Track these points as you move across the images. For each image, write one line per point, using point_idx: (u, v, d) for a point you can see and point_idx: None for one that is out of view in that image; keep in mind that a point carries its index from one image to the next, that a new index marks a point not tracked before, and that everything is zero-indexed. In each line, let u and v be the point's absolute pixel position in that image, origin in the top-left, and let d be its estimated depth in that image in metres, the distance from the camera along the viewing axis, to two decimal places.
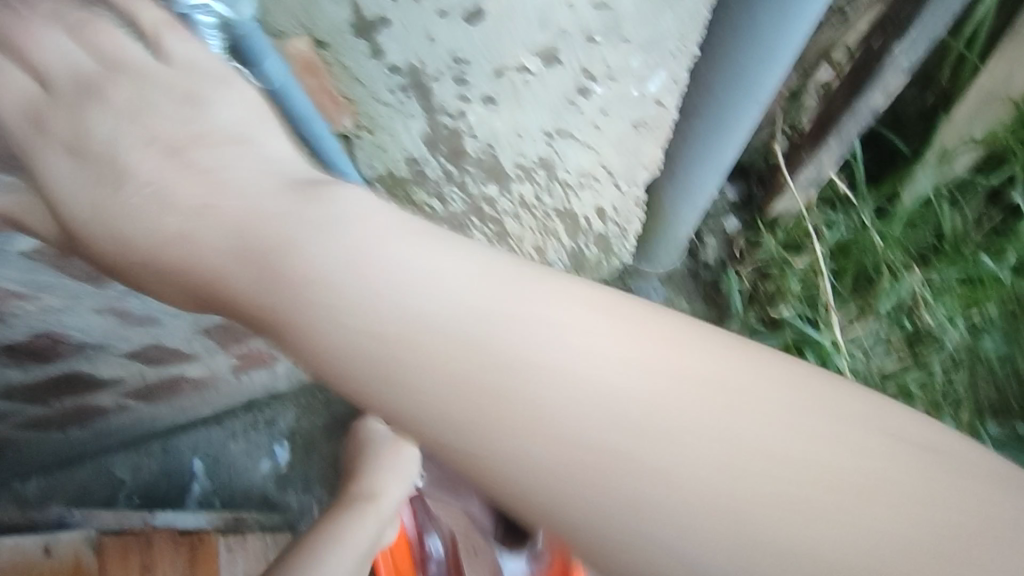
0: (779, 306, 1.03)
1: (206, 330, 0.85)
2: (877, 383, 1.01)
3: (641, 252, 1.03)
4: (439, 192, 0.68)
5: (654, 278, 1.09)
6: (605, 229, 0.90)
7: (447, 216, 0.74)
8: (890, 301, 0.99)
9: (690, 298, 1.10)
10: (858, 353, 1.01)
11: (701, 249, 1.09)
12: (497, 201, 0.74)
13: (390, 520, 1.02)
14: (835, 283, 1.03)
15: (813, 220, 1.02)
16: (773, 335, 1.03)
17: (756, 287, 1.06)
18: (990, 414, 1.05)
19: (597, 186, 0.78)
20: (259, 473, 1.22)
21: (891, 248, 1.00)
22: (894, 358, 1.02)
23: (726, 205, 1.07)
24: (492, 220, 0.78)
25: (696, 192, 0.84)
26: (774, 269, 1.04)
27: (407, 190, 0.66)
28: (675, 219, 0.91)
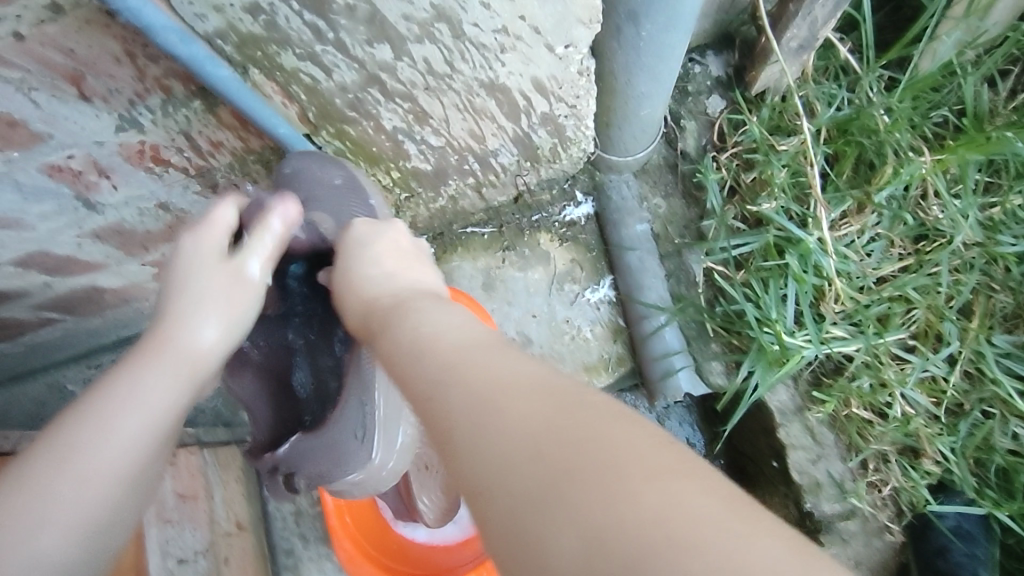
0: (760, 199, 0.88)
1: (97, 235, 0.71)
2: (871, 287, 0.87)
3: (604, 138, 0.89)
4: (311, 55, 0.57)
5: (627, 170, 0.97)
6: (550, 108, 0.77)
7: (337, 88, 0.62)
8: (891, 188, 0.84)
9: (668, 194, 0.99)
10: (849, 252, 0.86)
11: (679, 136, 0.96)
12: (399, 68, 0.62)
13: None
14: (829, 171, 0.88)
15: (806, 95, 0.88)
16: (754, 233, 0.89)
17: (739, 176, 0.91)
18: (1001, 323, 0.86)
19: (525, 49, 0.64)
20: (209, 387, 1.09)
21: (897, 126, 0.83)
22: (895, 259, 0.87)
23: (710, 81, 0.95)
24: (402, 94, 0.66)
25: (653, 55, 0.71)
26: (758, 154, 0.89)
27: (266, 51, 0.55)
28: (633, 94, 0.77)
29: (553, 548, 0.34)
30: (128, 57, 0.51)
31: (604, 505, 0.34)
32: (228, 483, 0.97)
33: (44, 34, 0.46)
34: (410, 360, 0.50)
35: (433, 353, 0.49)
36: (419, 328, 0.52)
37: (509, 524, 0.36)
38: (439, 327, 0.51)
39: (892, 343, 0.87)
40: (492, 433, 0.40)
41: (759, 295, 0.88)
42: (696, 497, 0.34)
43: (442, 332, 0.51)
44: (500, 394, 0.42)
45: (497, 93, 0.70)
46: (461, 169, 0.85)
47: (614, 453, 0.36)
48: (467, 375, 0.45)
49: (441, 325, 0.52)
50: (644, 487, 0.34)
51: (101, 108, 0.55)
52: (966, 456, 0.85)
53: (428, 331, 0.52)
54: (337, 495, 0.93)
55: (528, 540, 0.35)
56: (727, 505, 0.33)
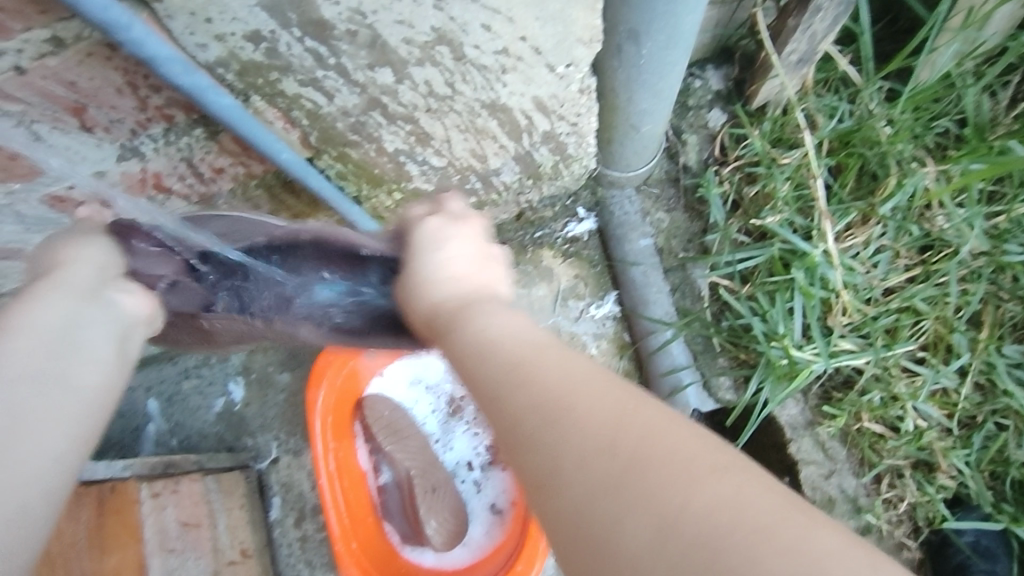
0: (764, 212, 0.87)
1: None
2: (878, 298, 0.87)
3: (606, 154, 0.89)
4: (313, 81, 0.56)
5: (629, 185, 0.97)
6: (552, 126, 0.77)
7: (339, 113, 0.61)
8: (895, 200, 0.83)
9: (670, 208, 0.99)
10: (855, 263, 0.86)
11: (681, 150, 0.96)
12: (401, 91, 0.61)
13: (344, 459, 0.97)
14: (833, 183, 0.88)
15: (807, 108, 0.88)
16: (759, 247, 0.88)
17: (741, 190, 0.91)
18: (1011, 332, 0.85)
19: (525, 69, 0.64)
20: (212, 412, 1.08)
21: (900, 138, 0.83)
22: (901, 271, 0.86)
23: (710, 95, 0.95)
24: (404, 117, 0.65)
25: (655, 72, 0.71)
26: (760, 168, 0.88)
27: (268, 78, 0.55)
28: (635, 111, 0.77)
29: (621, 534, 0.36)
30: (129, 88, 0.51)
31: (666, 504, 0.35)
32: (233, 509, 0.96)
33: (46, 67, 0.46)
34: (469, 360, 0.51)
35: (495, 353, 0.50)
36: (476, 329, 0.53)
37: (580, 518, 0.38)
38: (499, 328, 0.52)
39: (902, 355, 0.86)
40: (566, 426, 0.42)
41: (765, 309, 0.87)
42: (758, 495, 0.35)
43: (500, 334, 0.52)
44: (564, 398, 0.43)
45: (498, 113, 0.70)
46: (464, 188, 0.85)
47: (705, 456, 0.38)
48: (535, 376, 0.46)
49: (502, 327, 0.53)
50: (742, 493, 0.35)
51: (102, 138, 0.54)
52: (981, 469, 0.84)
53: (495, 330, 0.52)
54: (344, 519, 0.92)
55: (606, 525, 0.37)
56: (833, 535, 0.34)
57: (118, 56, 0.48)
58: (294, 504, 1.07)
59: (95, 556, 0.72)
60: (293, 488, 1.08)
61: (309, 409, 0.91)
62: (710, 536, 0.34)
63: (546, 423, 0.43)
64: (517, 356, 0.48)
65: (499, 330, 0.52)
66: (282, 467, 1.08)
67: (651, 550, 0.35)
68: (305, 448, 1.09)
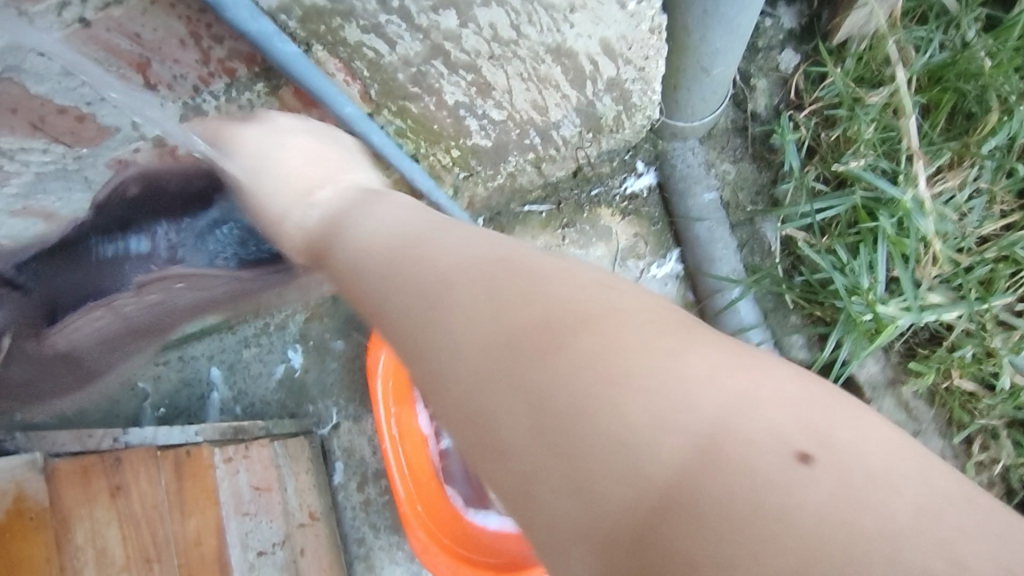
0: (845, 157, 0.81)
1: None
2: (972, 248, 0.80)
3: (670, 102, 0.84)
4: (376, 27, 0.53)
5: (693, 136, 0.91)
6: (617, 72, 0.72)
7: (400, 62, 0.59)
8: (997, 138, 0.76)
9: (736, 158, 0.93)
10: (948, 210, 0.79)
11: (749, 96, 0.90)
12: (464, 36, 0.58)
13: (405, 424, 0.96)
14: (922, 124, 0.81)
15: (896, 41, 0.80)
16: (839, 195, 0.82)
17: (818, 135, 0.85)
18: None
19: (595, 7, 0.59)
20: (273, 379, 1.09)
21: (1003, 69, 0.75)
22: (998, 217, 0.80)
23: (782, 34, 0.89)
24: (466, 65, 0.62)
25: (732, 5, 0.65)
26: (841, 110, 0.82)
27: (330, 24, 0.52)
28: (708, 51, 0.72)
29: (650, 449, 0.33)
30: (191, 39, 0.48)
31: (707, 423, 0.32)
32: (300, 474, 0.97)
33: (111, 19, 0.44)
34: (431, 294, 0.44)
35: (464, 285, 0.43)
36: (442, 258, 0.46)
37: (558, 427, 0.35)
38: (469, 255, 0.45)
39: (998, 308, 0.80)
40: (561, 372, 0.36)
41: (846, 262, 0.82)
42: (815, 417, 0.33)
43: (467, 259, 0.45)
44: (541, 314, 0.39)
45: (563, 58, 0.66)
46: (522, 144, 0.81)
47: (740, 389, 0.34)
48: (512, 313, 0.40)
49: (468, 252, 0.46)
50: (809, 423, 0.32)
51: (166, 97, 0.53)
52: None
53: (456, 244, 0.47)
54: (408, 480, 0.93)
55: (607, 445, 0.33)
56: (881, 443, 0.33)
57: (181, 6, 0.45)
58: (356, 469, 1.09)
59: (177, 518, 0.73)
60: (354, 453, 1.09)
61: (371, 374, 0.90)
62: (758, 503, 0.30)
63: (534, 368, 0.37)
64: (487, 267, 0.44)
65: (464, 244, 0.47)
66: (343, 433, 1.09)
67: (679, 478, 0.31)
68: (364, 413, 1.09)
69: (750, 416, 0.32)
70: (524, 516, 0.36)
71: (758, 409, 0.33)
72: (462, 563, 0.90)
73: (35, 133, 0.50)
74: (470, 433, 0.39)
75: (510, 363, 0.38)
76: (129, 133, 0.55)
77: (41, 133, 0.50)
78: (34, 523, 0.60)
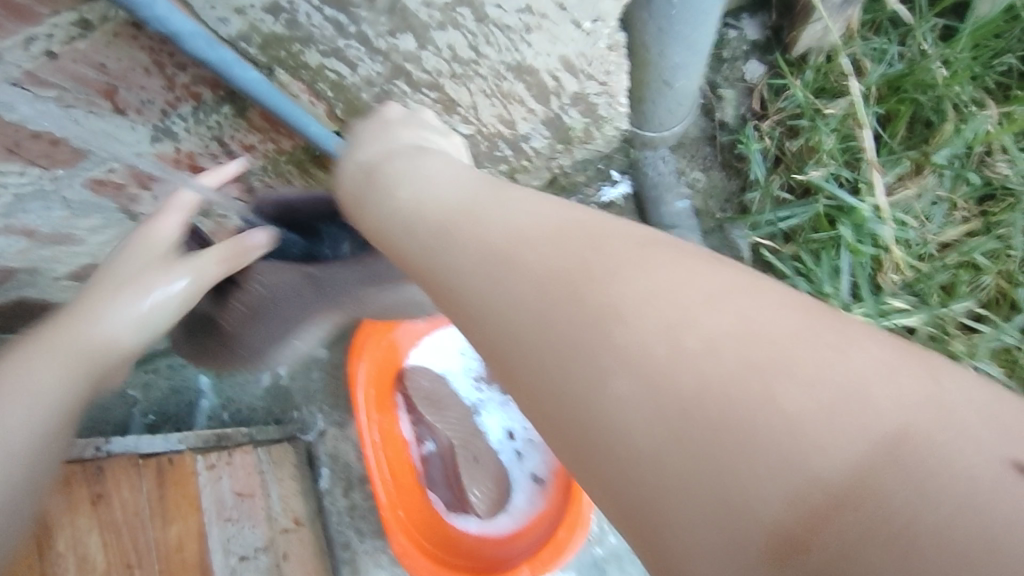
0: (807, 166, 0.83)
1: None
2: (933, 254, 0.82)
3: (637, 114, 0.86)
4: (335, 50, 0.56)
5: (664, 145, 0.92)
6: (581, 87, 0.74)
7: (363, 83, 0.61)
8: (952, 147, 0.78)
9: (706, 167, 0.95)
10: (908, 217, 0.82)
11: (717, 106, 0.92)
12: (424, 57, 0.60)
13: (387, 430, 0.99)
14: (882, 133, 0.83)
15: (853, 53, 0.83)
16: (802, 204, 0.84)
17: (783, 144, 0.87)
18: None
19: (550, 27, 0.62)
20: (260, 386, 1.12)
21: (957, 79, 0.77)
22: (958, 223, 0.82)
23: (747, 46, 0.91)
24: (429, 84, 0.64)
25: (687, 22, 0.68)
26: (803, 120, 0.84)
27: (290, 50, 0.55)
28: (668, 65, 0.74)
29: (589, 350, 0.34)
30: (155, 67, 0.52)
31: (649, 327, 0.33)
32: (284, 480, 1.00)
33: (76, 51, 0.46)
34: (492, 267, 0.39)
35: (528, 250, 0.38)
36: (495, 225, 0.42)
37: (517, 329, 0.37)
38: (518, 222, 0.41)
39: (960, 313, 0.82)
40: (646, 342, 0.31)
41: (810, 269, 0.84)
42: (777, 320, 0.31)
43: (523, 224, 0.41)
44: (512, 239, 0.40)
45: (525, 75, 0.69)
46: (493, 155, 0.84)
47: (686, 296, 0.32)
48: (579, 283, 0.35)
49: (524, 216, 0.41)
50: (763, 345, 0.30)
51: (136, 120, 0.55)
52: None
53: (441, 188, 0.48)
54: (389, 488, 0.94)
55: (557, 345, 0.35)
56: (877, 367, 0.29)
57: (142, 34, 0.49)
58: (342, 474, 1.11)
59: (157, 524, 0.75)
60: (340, 459, 1.11)
61: (351, 383, 0.93)
62: (711, 403, 0.29)
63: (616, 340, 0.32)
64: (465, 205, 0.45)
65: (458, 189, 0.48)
66: (328, 439, 1.11)
67: (614, 375, 0.32)
68: (349, 420, 1.12)
69: (757, 348, 0.30)
70: (652, 527, 0.30)
71: (750, 345, 0.30)
72: (442, 567, 0.92)
73: (9, 158, 0.52)
74: (564, 425, 0.34)
75: (590, 338, 0.33)
76: (102, 155, 0.57)
77: (16, 158, 0.52)
78: None
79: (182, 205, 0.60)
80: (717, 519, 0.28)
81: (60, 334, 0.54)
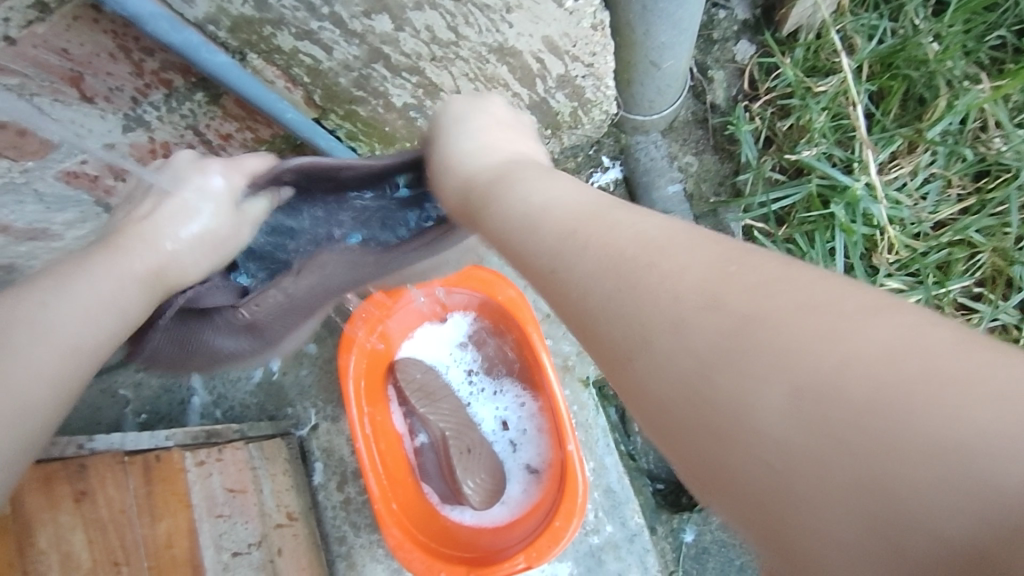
0: (799, 146, 0.82)
1: None
2: (927, 233, 0.81)
3: (625, 96, 0.84)
4: (309, 33, 0.55)
5: (655, 129, 0.91)
6: (566, 69, 0.73)
7: (340, 67, 0.60)
8: (945, 122, 0.77)
9: (699, 150, 0.93)
10: (902, 196, 0.80)
11: (707, 88, 0.91)
12: (402, 40, 0.59)
13: (378, 422, 0.98)
14: (874, 111, 0.82)
15: (844, 29, 0.81)
16: (795, 185, 0.83)
17: (774, 125, 0.86)
18: None
19: (532, 7, 0.60)
20: (252, 382, 1.10)
21: (950, 53, 0.76)
22: (953, 201, 0.80)
23: (737, 26, 0.89)
24: (408, 67, 0.63)
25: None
26: (794, 100, 0.83)
27: (262, 33, 0.54)
28: (654, 44, 0.72)
29: (663, 315, 0.33)
30: (121, 52, 0.50)
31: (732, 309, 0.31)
32: (277, 475, 0.99)
33: (35, 35, 0.45)
34: (568, 242, 0.41)
35: (667, 264, 0.35)
36: (621, 231, 0.39)
37: (604, 292, 0.37)
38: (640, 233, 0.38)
39: (955, 292, 0.81)
40: (819, 354, 0.28)
41: (804, 250, 0.83)
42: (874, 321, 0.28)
43: (650, 236, 0.38)
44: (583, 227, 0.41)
45: (508, 58, 0.67)
46: None
47: (806, 296, 0.30)
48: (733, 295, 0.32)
49: (651, 229, 0.38)
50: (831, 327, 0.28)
51: (106, 109, 0.54)
52: None
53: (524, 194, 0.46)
54: (382, 480, 0.93)
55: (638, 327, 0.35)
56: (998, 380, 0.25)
57: (103, 20, 0.47)
58: (336, 468, 1.10)
59: (146, 523, 0.74)
60: (333, 454, 1.10)
61: (340, 375, 0.91)
62: (798, 349, 0.28)
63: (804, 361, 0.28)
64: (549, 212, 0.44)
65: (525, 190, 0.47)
66: (321, 433, 1.10)
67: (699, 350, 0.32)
68: (342, 413, 1.11)
69: (927, 369, 0.25)
70: (784, 521, 0.28)
71: (916, 351, 0.26)
72: (436, 559, 0.91)
73: None
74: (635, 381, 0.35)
75: (763, 349, 0.29)
76: (72, 146, 0.56)
77: None
78: None
79: (239, 174, 0.56)
80: (885, 554, 0.25)
81: (148, 224, 0.54)
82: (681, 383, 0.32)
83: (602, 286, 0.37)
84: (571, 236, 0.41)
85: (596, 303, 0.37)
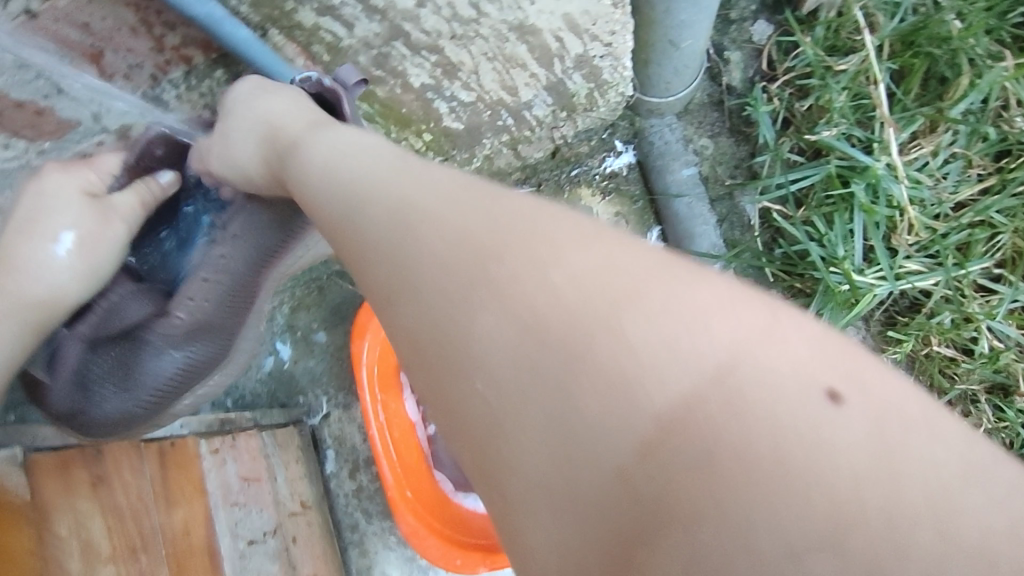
0: (818, 126, 0.81)
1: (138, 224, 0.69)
2: (948, 214, 0.80)
3: (641, 78, 0.83)
4: (330, 8, 0.54)
5: (670, 112, 0.90)
6: (585, 49, 0.72)
7: (360, 44, 0.59)
8: (967, 101, 0.76)
9: (714, 134, 0.92)
10: (923, 176, 0.79)
11: (723, 70, 0.90)
12: (422, 16, 0.58)
13: (391, 409, 0.97)
14: (895, 90, 0.81)
15: (866, 7, 0.81)
16: (813, 165, 0.82)
17: (792, 105, 0.85)
18: None
19: None
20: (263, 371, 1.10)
21: (973, 31, 0.75)
22: (974, 181, 0.80)
23: (754, 6, 0.89)
24: (428, 46, 0.62)
25: None
26: (813, 79, 0.82)
27: (284, 8, 0.53)
28: (673, 23, 0.71)
29: (540, 333, 0.36)
30: (141, 27, 0.49)
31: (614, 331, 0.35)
32: (290, 463, 0.98)
33: (57, 9, 0.44)
34: (463, 238, 0.40)
35: (545, 281, 0.38)
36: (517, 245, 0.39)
37: (458, 290, 0.40)
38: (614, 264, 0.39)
39: (975, 274, 0.80)
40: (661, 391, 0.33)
41: (822, 233, 0.82)
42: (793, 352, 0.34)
43: (547, 238, 0.39)
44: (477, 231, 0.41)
45: (528, 36, 0.66)
46: (495, 125, 0.81)
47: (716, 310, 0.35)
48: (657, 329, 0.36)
49: (564, 234, 0.39)
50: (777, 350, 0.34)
51: (124, 87, 0.53)
52: None
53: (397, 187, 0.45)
54: (396, 466, 0.93)
55: (487, 340, 0.38)
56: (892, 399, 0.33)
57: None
58: (349, 456, 1.09)
59: (163, 510, 0.73)
60: (345, 442, 1.09)
61: (353, 362, 0.90)
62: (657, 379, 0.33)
63: (645, 391, 0.33)
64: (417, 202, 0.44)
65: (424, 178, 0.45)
66: (333, 421, 1.09)
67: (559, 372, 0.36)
68: (354, 401, 1.10)
69: (763, 405, 0.32)
70: (516, 527, 0.37)
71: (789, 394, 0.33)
72: (450, 545, 0.91)
73: None
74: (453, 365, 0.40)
75: (601, 374, 0.34)
76: (89, 124, 0.55)
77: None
78: (14, 514, 0.61)
79: (90, 171, 0.56)
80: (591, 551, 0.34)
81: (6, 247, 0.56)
82: (529, 398, 0.36)
83: (476, 294, 0.39)
84: (454, 232, 0.41)
85: (478, 303, 0.39)
